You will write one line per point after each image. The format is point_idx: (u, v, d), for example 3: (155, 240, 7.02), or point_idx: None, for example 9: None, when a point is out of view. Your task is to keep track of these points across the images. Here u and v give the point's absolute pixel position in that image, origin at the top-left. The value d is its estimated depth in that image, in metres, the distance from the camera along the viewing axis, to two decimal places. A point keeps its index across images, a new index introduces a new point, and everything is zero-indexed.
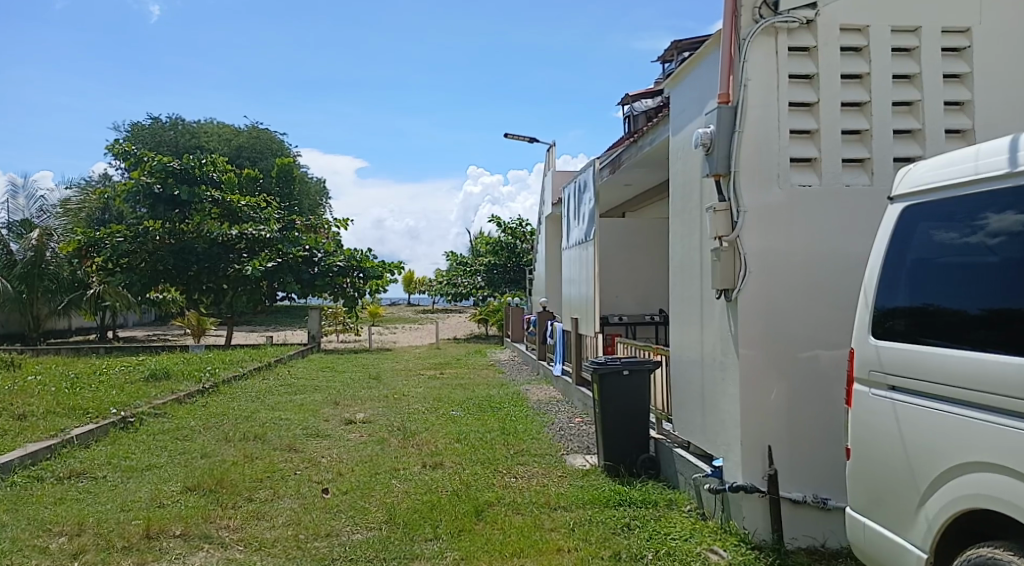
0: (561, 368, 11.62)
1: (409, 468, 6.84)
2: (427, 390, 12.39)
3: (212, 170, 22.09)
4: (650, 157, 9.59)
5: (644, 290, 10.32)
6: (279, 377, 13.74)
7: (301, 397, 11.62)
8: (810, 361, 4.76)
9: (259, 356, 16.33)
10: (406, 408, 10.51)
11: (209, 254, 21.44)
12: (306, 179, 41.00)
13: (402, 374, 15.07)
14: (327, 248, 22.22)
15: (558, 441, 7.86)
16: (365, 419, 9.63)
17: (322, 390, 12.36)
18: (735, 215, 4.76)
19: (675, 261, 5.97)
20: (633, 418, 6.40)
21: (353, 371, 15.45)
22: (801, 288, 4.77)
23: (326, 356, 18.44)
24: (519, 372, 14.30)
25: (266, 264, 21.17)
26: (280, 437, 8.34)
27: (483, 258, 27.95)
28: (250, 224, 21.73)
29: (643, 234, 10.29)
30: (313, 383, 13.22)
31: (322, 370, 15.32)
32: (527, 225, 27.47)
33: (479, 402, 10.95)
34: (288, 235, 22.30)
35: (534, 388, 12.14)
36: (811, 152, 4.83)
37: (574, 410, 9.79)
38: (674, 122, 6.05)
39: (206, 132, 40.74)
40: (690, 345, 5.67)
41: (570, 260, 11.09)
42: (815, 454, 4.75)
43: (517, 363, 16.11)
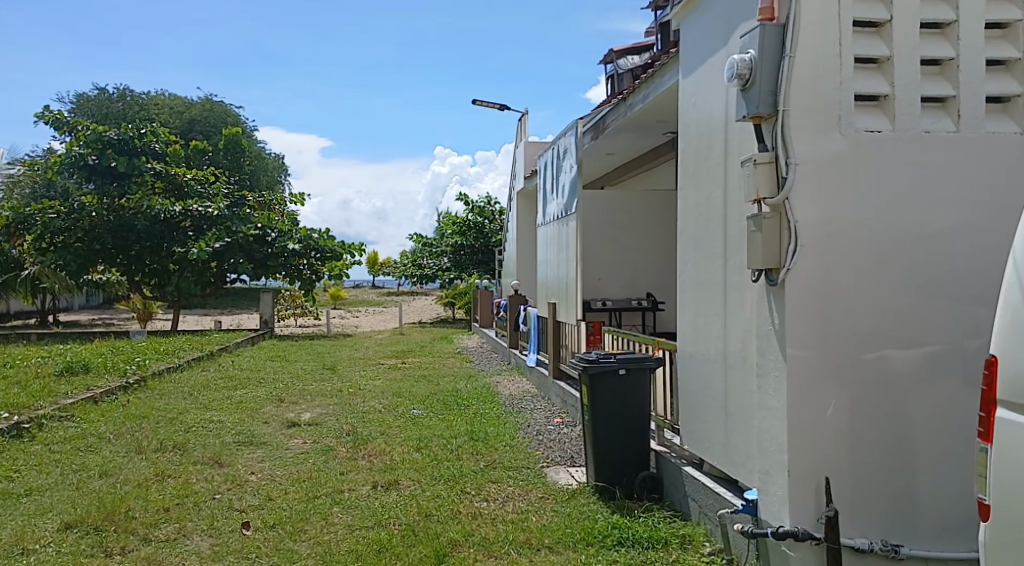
0: (535, 358, 10.42)
1: (356, 489, 5.58)
2: (385, 384, 11.09)
3: (154, 141, 20.66)
4: (640, 119, 8.36)
5: (630, 271, 9.11)
6: (220, 369, 12.32)
7: (242, 393, 10.27)
8: (876, 366, 3.60)
9: (200, 344, 14.86)
10: (360, 407, 9.23)
11: (150, 231, 19.75)
12: (263, 156, 39.12)
13: (359, 364, 13.75)
14: (280, 227, 20.67)
15: (536, 449, 6.64)
16: (311, 421, 8.35)
17: (267, 384, 11.01)
18: (782, 169, 3.56)
19: (688, 233, 4.80)
20: (631, 427, 5.20)
21: (306, 361, 14.09)
22: (866, 270, 3.59)
23: (278, 344, 17.02)
24: (488, 362, 13.08)
25: (214, 245, 19.58)
26: (205, 447, 7.03)
27: (449, 239, 26.59)
28: (196, 200, 20.10)
29: (630, 207, 9.08)
30: (258, 376, 11.86)
31: (271, 360, 13.93)
32: (496, 205, 26.18)
33: (444, 397, 9.71)
34: (238, 212, 20.73)
35: (505, 380, 10.93)
36: (882, 88, 3.65)
37: (551, 407, 8.58)
38: (687, 62, 4.88)
39: (156, 105, 38.64)
40: (709, 340, 4.49)
41: (546, 238, 9.83)
42: (883, 488, 3.61)
43: (485, 351, 14.87)
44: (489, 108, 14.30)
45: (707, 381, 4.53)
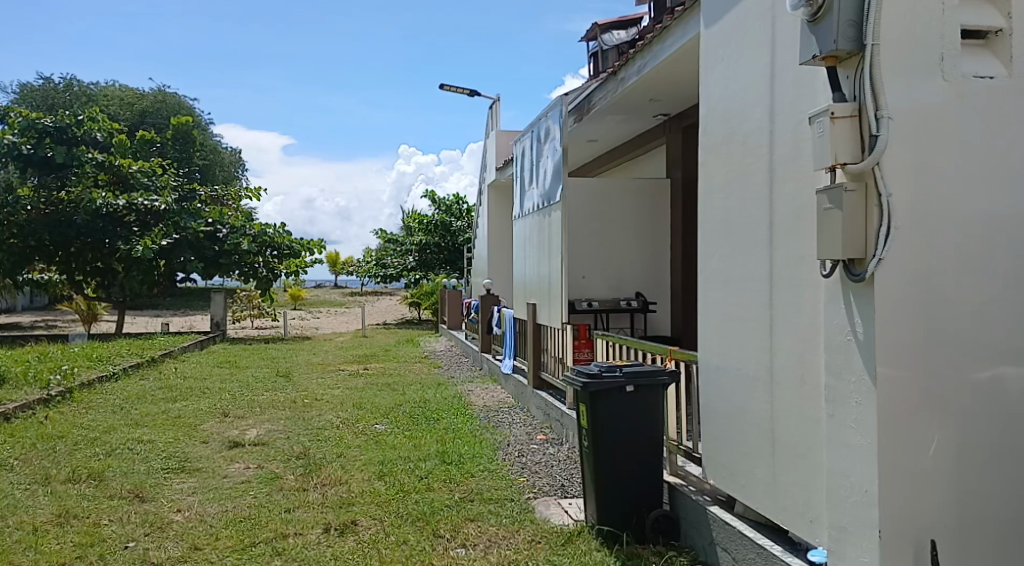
0: (511, 364, 9.48)
1: (303, 534, 4.56)
2: (344, 394, 10.04)
3: (95, 130, 19.26)
4: (630, 97, 7.45)
5: (617, 268, 8.19)
6: (161, 378, 11.14)
7: (181, 406, 9.15)
8: (992, 390, 2.72)
9: (143, 349, 13.62)
10: (315, 422, 8.18)
11: (91, 227, 18.32)
12: (219, 151, 37.57)
13: (316, 370, 12.65)
14: (234, 223, 19.40)
15: (519, 474, 5.68)
16: (256, 440, 7.29)
17: (211, 396, 9.89)
18: (871, 125, 2.64)
19: (714, 218, 3.87)
20: (641, 456, 4.27)
21: (259, 367, 12.97)
22: (977, 260, 2.71)
23: (230, 348, 15.82)
24: (458, 368, 12.10)
25: (161, 242, 18.23)
26: (126, 476, 5.94)
27: (415, 237, 25.55)
28: (141, 194, 18.74)
29: (617, 197, 8.17)
30: (202, 385, 10.72)
31: (220, 367, 12.76)
32: (463, 201, 25.19)
33: (410, 409, 8.70)
34: (187, 207, 19.44)
35: (478, 389, 9.96)
36: (993, 21, 2.77)
37: (532, 422, 7.63)
38: (711, 8, 3.96)
39: (104, 96, 36.83)
40: (747, 351, 3.56)
41: (523, 232, 8.89)
42: (999, 545, 2.74)
43: (454, 355, 13.87)
44: (458, 94, 13.33)
45: (743, 403, 3.60)
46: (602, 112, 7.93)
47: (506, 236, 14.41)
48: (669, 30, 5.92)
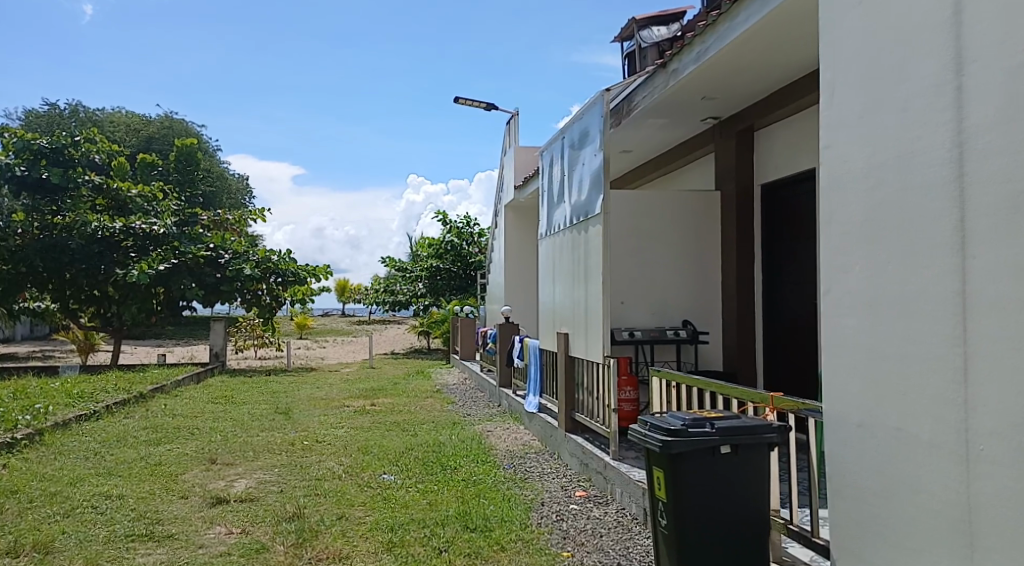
0: (537, 402, 8.41)
1: None
2: (349, 435, 8.96)
3: (93, 151, 18.44)
4: (678, 95, 6.46)
5: (660, 291, 7.09)
6: (148, 417, 10.07)
7: (164, 451, 8.08)
8: None
9: (134, 383, 12.58)
10: (315, 471, 7.10)
11: (86, 252, 17.41)
12: (225, 177, 36.89)
13: (318, 407, 11.57)
14: (235, 248, 18.45)
15: (562, 547, 4.59)
16: (245, 495, 6.21)
17: (200, 439, 8.84)
18: None
19: (849, 221, 2.87)
20: (741, 543, 3.18)
21: (256, 403, 11.90)
22: None
23: (228, 381, 14.77)
24: (475, 403, 11.02)
25: (158, 267, 17.21)
26: (81, 547, 4.87)
27: (425, 262, 24.62)
28: (139, 216, 17.83)
29: (661, 211, 7.11)
30: (192, 425, 9.66)
31: (215, 403, 11.69)
32: (475, 226, 24.28)
33: (423, 455, 7.62)
34: (188, 231, 18.54)
35: (499, 429, 8.88)
36: None
37: (566, 472, 6.53)
38: None
39: (110, 123, 36.28)
40: (917, 406, 2.54)
41: (550, 252, 7.85)
42: None
43: (469, 389, 12.76)
44: (473, 107, 12.41)
45: (912, 478, 2.57)
46: (642, 115, 6.95)
47: (524, 259, 13.39)
48: (735, 6, 4.95)
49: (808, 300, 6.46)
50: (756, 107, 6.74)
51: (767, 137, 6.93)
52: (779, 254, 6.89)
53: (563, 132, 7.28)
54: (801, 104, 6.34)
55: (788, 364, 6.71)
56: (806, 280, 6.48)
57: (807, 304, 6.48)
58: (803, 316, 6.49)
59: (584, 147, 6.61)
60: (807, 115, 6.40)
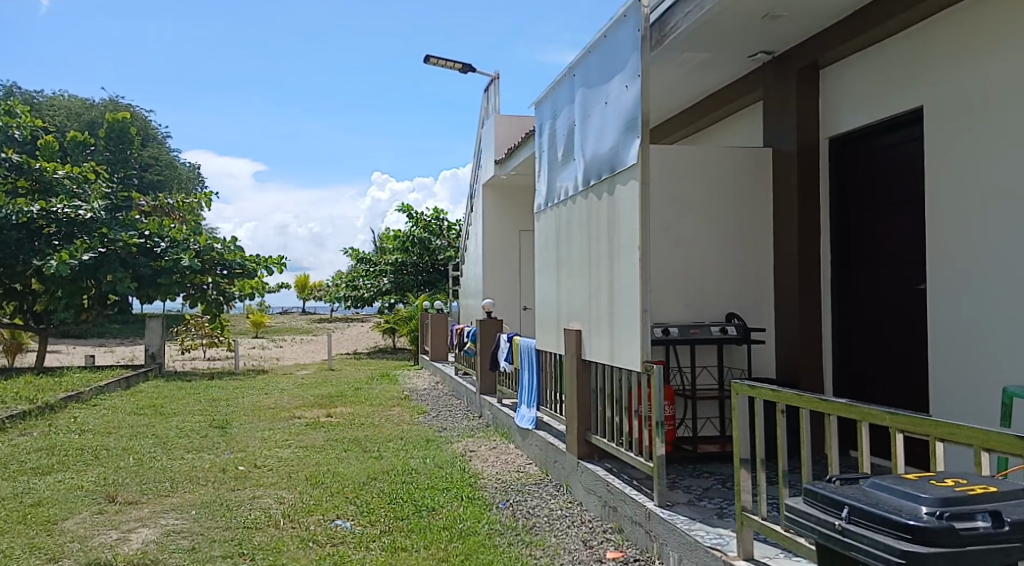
0: (532, 417, 6.78)
1: None
2: (297, 458, 7.22)
3: (13, 127, 16.27)
4: (731, 15, 4.84)
5: (698, 277, 5.47)
6: (48, 433, 8.16)
7: (53, 484, 6.22)
8: None
9: (45, 390, 10.62)
10: (246, 513, 5.36)
11: (1, 239, 15.15)
12: (175, 166, 34.55)
13: (264, 419, 9.76)
14: (174, 236, 16.46)
15: None
16: (142, 556, 4.46)
17: (105, 465, 6.99)
18: None
19: None
20: None
21: (190, 415, 10.04)
22: None
23: (163, 387, 12.85)
24: (451, 414, 9.37)
25: (82, 257, 15.06)
26: None
27: (390, 256, 22.84)
28: (62, 199, 15.65)
29: (700, 172, 5.50)
30: (99, 445, 7.79)
31: (139, 416, 9.79)
32: (444, 217, 22.60)
33: (388, 487, 5.92)
34: (120, 216, 16.43)
35: (483, 449, 7.22)
36: None
37: (583, 516, 4.90)
38: None
39: (49, 105, 33.61)
40: None
41: (551, 227, 6.14)
42: None
43: (441, 397, 11.05)
44: (446, 68, 10.70)
45: None
46: (674, 48, 5.32)
47: (505, 247, 11.75)
48: None
49: (908, 288, 4.92)
50: (825, 36, 5.16)
51: (836, 79, 5.36)
52: (857, 230, 5.31)
53: (575, 64, 5.56)
54: (895, 29, 4.74)
55: (868, 373, 5.18)
56: (903, 263, 4.95)
57: (903, 294, 4.95)
58: (901, 310, 4.96)
59: (607, 78, 4.89)
60: (899, 43, 4.84)
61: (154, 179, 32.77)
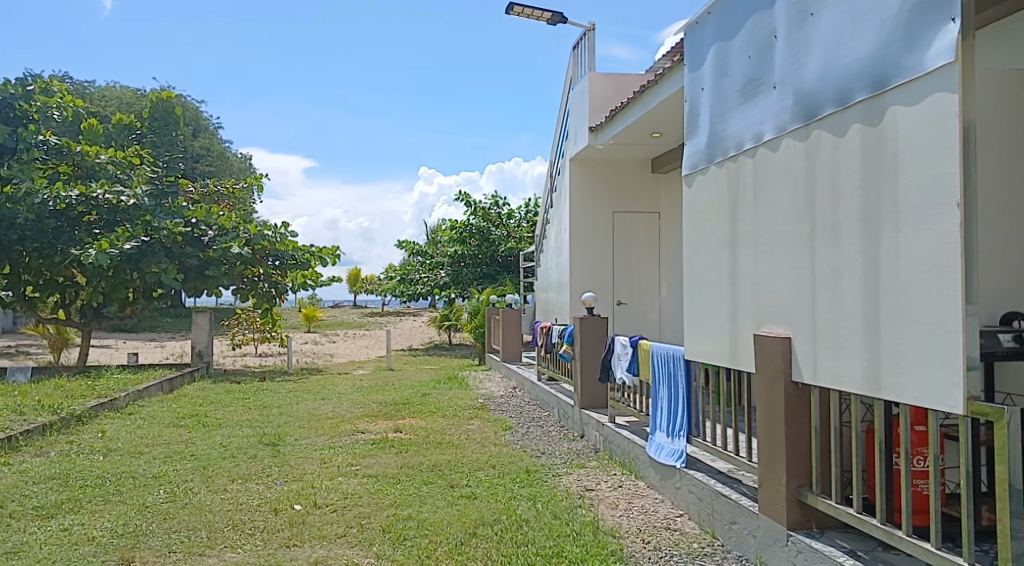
0: (676, 451, 5.07)
1: None
2: (365, 495, 5.69)
3: (53, 107, 15.14)
4: None
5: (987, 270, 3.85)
6: (64, 455, 6.78)
7: (54, 534, 4.77)
8: None
9: (75, 397, 9.33)
10: None
11: (39, 227, 14.00)
12: (227, 157, 33.69)
13: (321, 433, 8.26)
14: (222, 223, 15.20)
15: None
16: None
17: (126, 503, 5.54)
18: None
19: None
20: None
21: (236, 427, 8.62)
22: None
23: (209, 391, 11.54)
24: (542, 432, 7.74)
25: (124, 246, 13.80)
26: None
27: (447, 248, 21.35)
28: (102, 184, 14.49)
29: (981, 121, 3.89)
30: (125, 472, 6.37)
31: (178, 429, 8.41)
32: (503, 205, 21.03)
33: (494, 552, 4.30)
34: (164, 203, 15.25)
35: (604, 487, 5.57)
36: None
37: None
38: None
39: (100, 94, 32.98)
40: None
41: (717, 190, 4.43)
42: None
43: (523, 407, 9.41)
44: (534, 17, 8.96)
45: None
46: None
47: (596, 234, 10.05)
48: None
49: None
50: None
51: None
52: None
53: None
54: None
55: None
56: None
57: None
58: None
59: None
60: None
61: (204, 169, 31.91)
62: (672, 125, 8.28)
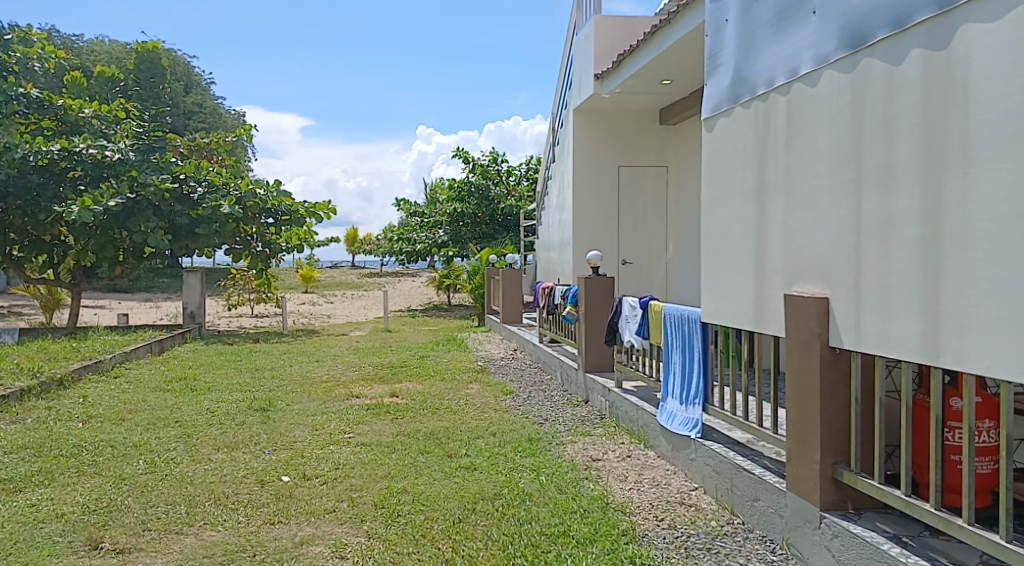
0: (691, 420, 4.68)
1: None
2: (356, 465, 5.35)
3: (33, 59, 14.52)
4: None
5: None
6: (41, 422, 6.44)
7: (19, 510, 4.44)
8: None
9: (58, 360, 8.97)
10: None
11: (22, 184, 13.53)
12: (220, 113, 32.93)
13: (314, 397, 7.91)
14: (212, 179, 14.69)
15: None
16: None
17: (102, 475, 5.21)
18: None
19: None
20: None
21: (225, 391, 8.28)
22: None
23: (200, 353, 11.20)
24: (545, 397, 7.38)
25: (109, 203, 13.32)
26: None
27: (446, 206, 20.85)
28: (85, 138, 13.94)
29: None
30: (104, 440, 6.04)
31: (164, 393, 8.07)
32: (503, 162, 20.46)
33: (494, 530, 3.95)
34: (151, 159, 14.75)
35: (611, 457, 5.22)
36: None
37: None
38: None
39: (89, 48, 32.07)
40: None
41: (744, 135, 4.01)
42: None
43: (525, 370, 9.06)
44: None
45: None
46: None
47: (600, 190, 9.59)
48: None
49: None
50: None
51: None
52: None
53: None
54: None
55: None
56: None
57: None
58: None
59: None
60: None
61: (198, 126, 31.19)
62: (683, 72, 7.75)
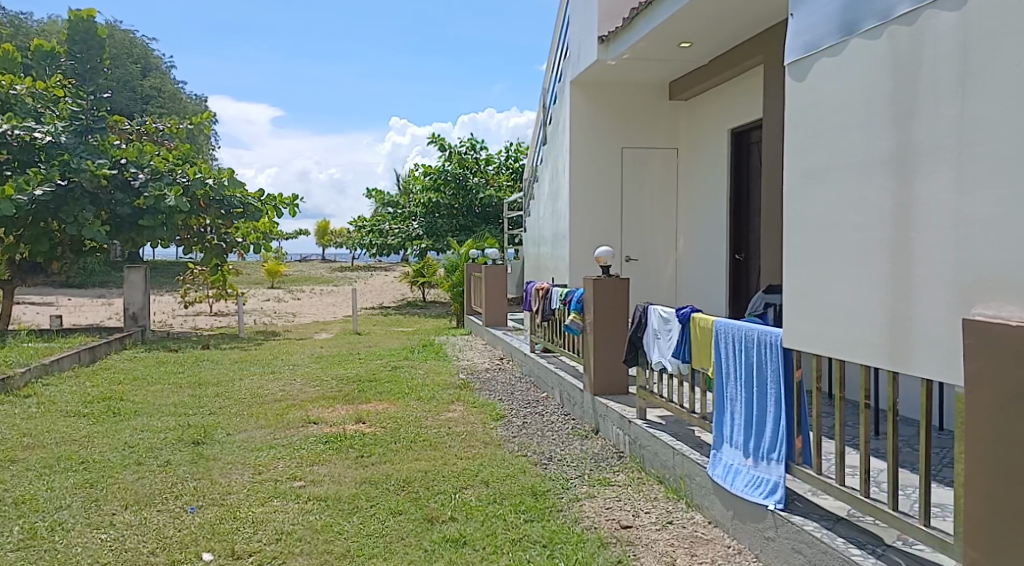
0: (764, 483, 3.38)
1: None
2: (300, 534, 4.01)
3: None
4: None
5: None
6: None
7: None
8: None
9: None
10: None
11: None
12: (180, 98, 31.08)
13: (261, 424, 6.51)
14: (155, 166, 13.02)
15: None
16: None
17: None
18: None
19: None
20: None
21: (155, 416, 6.85)
22: None
23: (137, 363, 9.72)
24: (544, 425, 6.07)
25: (34, 191, 11.70)
26: None
27: (420, 196, 19.43)
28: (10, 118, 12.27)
29: None
30: None
31: (78, 419, 6.63)
32: (481, 150, 19.10)
33: None
34: (89, 141, 13.14)
35: (647, 522, 3.92)
36: None
37: None
38: None
39: (37, 27, 29.99)
40: None
41: (870, 81, 2.73)
42: None
43: (515, 385, 7.75)
44: None
45: None
46: None
47: (601, 174, 8.29)
48: None
49: None
50: None
51: None
52: None
53: None
54: None
55: None
56: None
57: None
58: None
59: None
60: None
61: (156, 111, 29.34)
62: (707, 30, 6.43)
